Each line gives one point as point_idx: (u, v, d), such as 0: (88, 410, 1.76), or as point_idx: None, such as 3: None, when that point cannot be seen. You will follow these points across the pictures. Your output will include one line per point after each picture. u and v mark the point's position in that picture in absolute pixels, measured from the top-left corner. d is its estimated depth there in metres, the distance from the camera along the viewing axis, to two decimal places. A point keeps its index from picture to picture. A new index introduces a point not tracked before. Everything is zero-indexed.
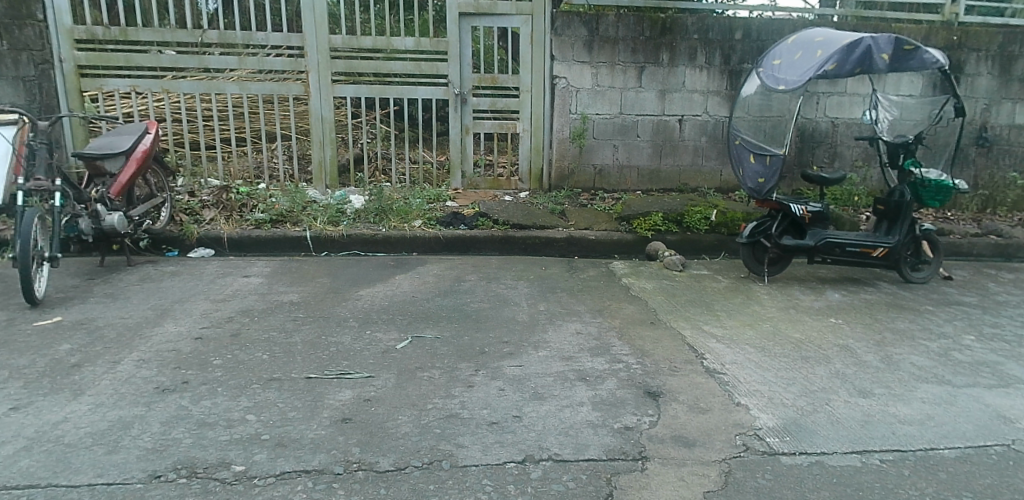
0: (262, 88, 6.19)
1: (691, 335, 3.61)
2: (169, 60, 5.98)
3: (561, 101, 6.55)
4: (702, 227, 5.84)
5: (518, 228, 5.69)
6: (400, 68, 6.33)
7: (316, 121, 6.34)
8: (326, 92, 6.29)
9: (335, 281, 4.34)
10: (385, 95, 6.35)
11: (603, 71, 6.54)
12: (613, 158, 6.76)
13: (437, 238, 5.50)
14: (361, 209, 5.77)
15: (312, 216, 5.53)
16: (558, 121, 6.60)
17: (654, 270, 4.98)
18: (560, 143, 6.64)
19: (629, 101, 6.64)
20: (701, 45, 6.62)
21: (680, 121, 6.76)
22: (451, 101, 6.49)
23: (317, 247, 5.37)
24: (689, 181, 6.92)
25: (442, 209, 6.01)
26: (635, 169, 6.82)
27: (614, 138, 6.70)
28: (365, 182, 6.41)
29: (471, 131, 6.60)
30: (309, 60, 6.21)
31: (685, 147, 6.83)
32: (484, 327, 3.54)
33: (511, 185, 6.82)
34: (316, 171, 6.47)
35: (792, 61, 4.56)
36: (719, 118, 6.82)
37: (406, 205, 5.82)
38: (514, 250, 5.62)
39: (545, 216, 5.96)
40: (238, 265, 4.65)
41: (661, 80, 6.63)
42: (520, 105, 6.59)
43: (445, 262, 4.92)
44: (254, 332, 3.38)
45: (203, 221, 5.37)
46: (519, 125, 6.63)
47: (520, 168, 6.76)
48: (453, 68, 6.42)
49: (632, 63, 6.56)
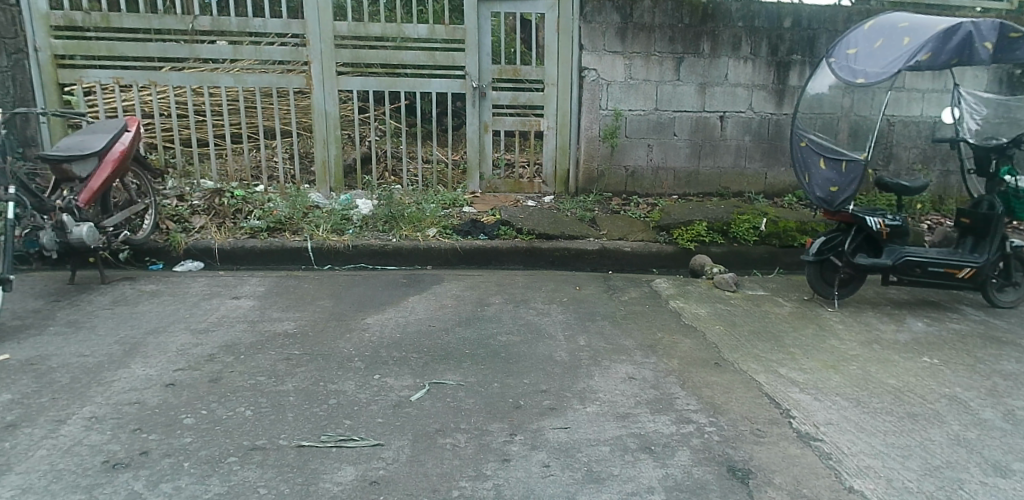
0: (259, 81, 5.58)
1: (767, 382, 2.98)
2: (158, 49, 5.39)
3: (591, 96, 5.91)
4: (751, 238, 5.21)
5: (545, 239, 5.06)
6: (412, 59, 5.72)
7: (321, 117, 5.73)
8: (331, 85, 5.67)
9: (338, 303, 3.73)
10: (396, 88, 5.70)
11: (638, 63, 5.88)
12: (647, 159, 6.11)
13: (454, 249, 4.89)
14: (369, 216, 5.18)
15: (314, 224, 4.94)
16: (587, 118, 5.96)
17: (703, 291, 4.34)
18: (590, 142, 6.01)
19: (666, 96, 5.99)
20: (746, 33, 5.96)
21: (722, 118, 6.10)
22: (469, 95, 5.84)
23: (320, 259, 4.76)
24: (731, 185, 6.27)
25: (459, 215, 5.39)
26: (671, 171, 6.17)
27: (649, 136, 6.05)
28: (374, 185, 5.80)
29: (490, 128, 5.96)
30: (311, 51, 5.59)
31: (726, 148, 6.18)
32: (516, 372, 2.93)
33: (534, 188, 6.18)
34: (319, 172, 5.85)
35: (872, 50, 3.88)
36: (765, 115, 6.16)
37: (419, 211, 5.23)
38: (541, 264, 5.00)
39: (574, 224, 5.33)
40: (228, 283, 4.06)
41: (702, 72, 5.97)
42: (545, 100, 5.94)
43: (465, 280, 4.30)
44: (238, 376, 2.78)
45: (192, 230, 4.78)
46: (544, 122, 5.98)
47: (544, 169, 6.11)
48: (472, 59, 5.78)
49: (669, 53, 5.90)
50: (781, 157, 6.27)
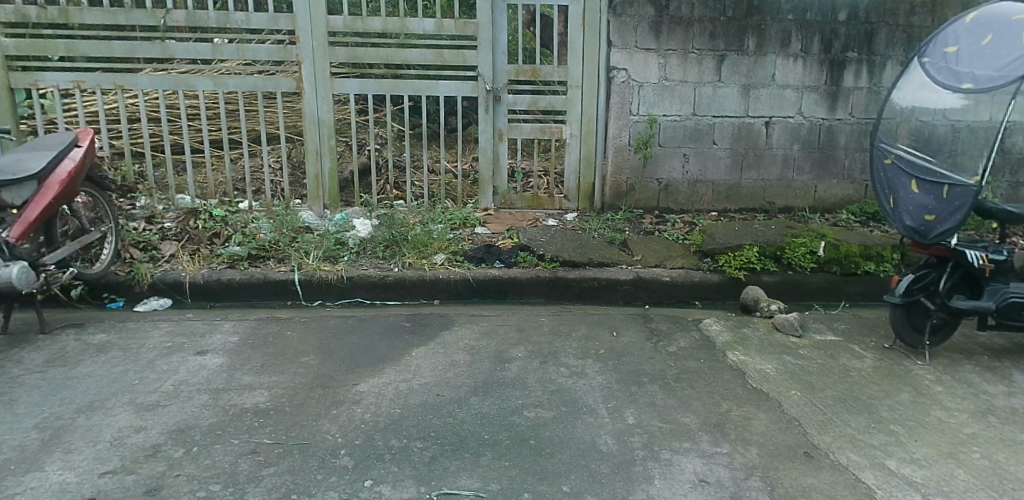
0: (242, 84, 4.89)
1: (879, 487, 2.28)
2: (124, 48, 4.71)
3: (620, 100, 5.20)
4: (808, 265, 4.53)
5: (571, 268, 4.35)
6: (416, 58, 5.02)
7: (312, 125, 5.03)
8: (324, 88, 4.97)
9: (325, 360, 3.05)
10: (398, 92, 5.04)
11: (674, 61, 5.17)
12: (683, 171, 5.40)
13: (465, 280, 4.21)
14: (367, 239, 4.50)
15: (302, 250, 4.27)
16: (615, 125, 5.25)
17: (764, 338, 3.64)
18: (618, 152, 5.29)
19: (705, 99, 5.27)
20: (796, 27, 5.25)
21: (768, 124, 5.38)
22: (481, 99, 5.14)
23: (309, 293, 4.08)
24: (776, 199, 5.56)
25: (470, 238, 4.70)
26: (709, 184, 5.46)
27: (685, 145, 5.34)
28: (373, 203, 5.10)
29: (505, 137, 5.26)
30: (301, 48, 4.89)
31: (772, 158, 5.46)
32: (550, 474, 2.24)
33: (555, 203, 5.46)
34: (311, 187, 5.14)
35: (981, 50, 3.18)
36: (816, 121, 5.44)
37: (425, 233, 4.55)
38: (566, 297, 4.31)
39: (602, 248, 4.62)
40: (195, 330, 3.39)
41: (746, 72, 5.25)
42: (568, 104, 5.23)
43: (479, 323, 3.61)
44: (184, 487, 2.11)
45: (160, 259, 4.11)
46: (566, 129, 5.28)
47: (566, 183, 5.40)
48: (485, 58, 5.07)
49: (709, 50, 5.19)
50: (833, 168, 5.56)
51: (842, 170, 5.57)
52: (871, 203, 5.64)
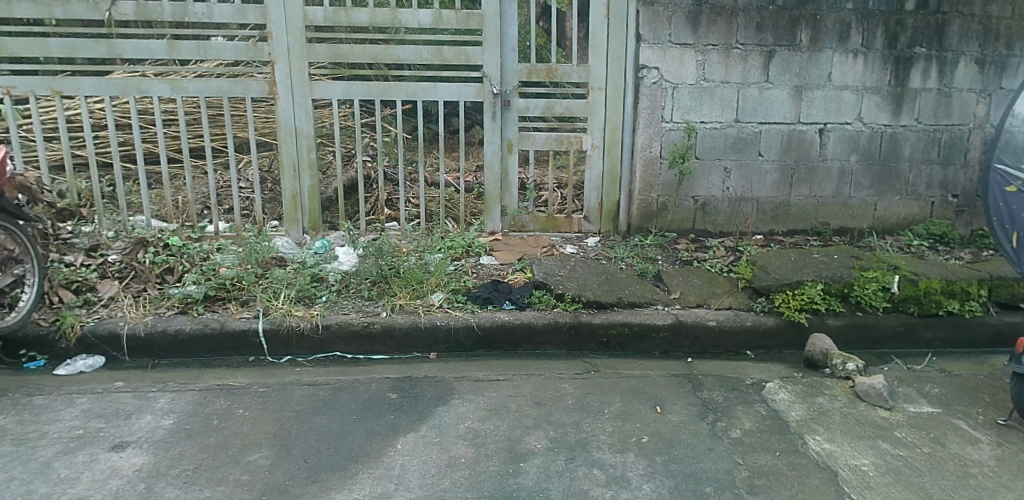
0: (203, 88, 4.12)
1: None
2: (62, 47, 3.98)
3: (650, 104, 4.44)
4: (881, 305, 3.80)
5: (596, 310, 3.61)
6: (411, 57, 4.25)
7: (287, 137, 4.25)
8: (302, 93, 4.21)
9: (281, 460, 2.30)
10: (390, 96, 4.28)
11: (714, 58, 4.42)
12: (723, 187, 4.64)
13: (468, 327, 3.46)
14: (352, 274, 3.78)
15: (272, 291, 3.55)
16: (644, 133, 4.48)
17: (846, 413, 2.89)
18: (648, 166, 4.52)
19: (750, 102, 4.53)
20: (856, 19, 4.50)
21: (821, 132, 4.66)
22: (488, 104, 4.37)
23: (276, 347, 3.33)
24: (830, 219, 4.83)
25: (474, 272, 3.96)
26: (754, 202, 4.70)
27: (726, 156, 4.58)
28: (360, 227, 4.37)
29: (515, 148, 4.49)
30: (274, 46, 4.13)
31: (826, 170, 4.73)
32: None
33: (573, 225, 4.66)
34: (288, 209, 4.33)
35: None
36: (878, 128, 4.70)
37: (420, 267, 3.81)
38: (590, 347, 3.56)
39: (632, 284, 3.87)
40: (121, 408, 2.64)
41: (798, 71, 4.53)
42: (589, 110, 4.46)
43: (485, 393, 2.85)
44: None
45: (95, 304, 3.37)
46: (587, 140, 4.51)
47: (587, 201, 4.61)
48: (492, 56, 4.31)
49: (756, 44, 4.44)
50: (895, 183, 4.82)
51: (906, 186, 4.84)
52: (937, 223, 4.87)
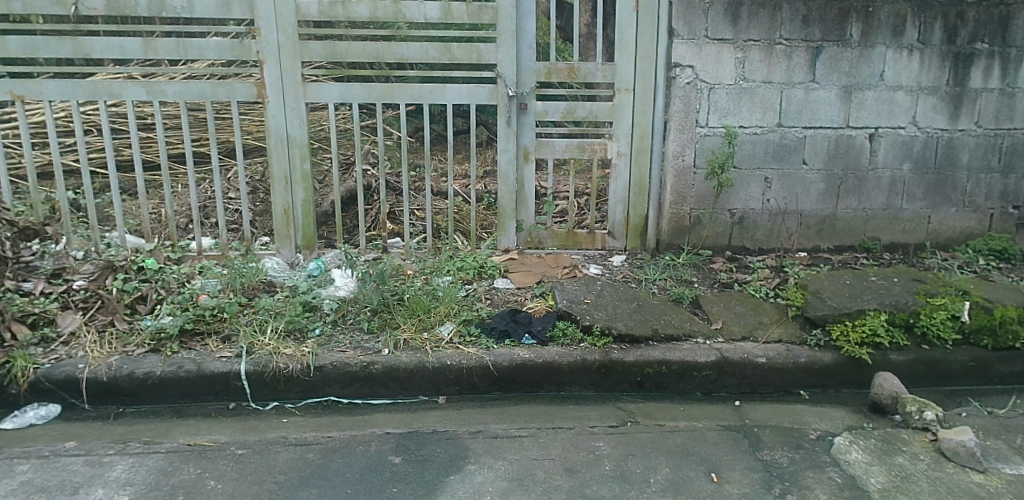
0: (183, 91, 3.67)
1: None
2: (23, 46, 3.54)
3: (684, 107, 3.98)
4: (951, 336, 3.33)
5: (629, 346, 3.16)
6: (416, 55, 3.80)
7: (277, 145, 3.79)
8: (294, 96, 3.76)
9: None
10: (393, 99, 3.82)
11: (755, 56, 3.97)
12: (763, 200, 4.18)
13: (483, 367, 3.01)
14: (349, 303, 3.33)
15: (259, 324, 3.11)
16: (676, 140, 4.02)
17: (934, 478, 2.44)
18: (680, 175, 4.06)
19: (794, 104, 4.08)
20: (912, 11, 4.03)
21: (872, 137, 4.19)
22: (502, 107, 3.91)
23: (261, 391, 2.90)
24: (879, 234, 4.37)
25: (488, 298, 3.51)
26: (796, 215, 4.24)
27: (767, 165, 4.13)
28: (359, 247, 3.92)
29: (532, 157, 4.03)
30: (262, 43, 3.68)
31: (876, 180, 4.27)
32: None
33: (596, 242, 4.19)
34: (279, 225, 3.89)
35: None
36: (934, 133, 4.23)
37: (427, 295, 3.37)
38: (622, 388, 3.12)
39: (668, 312, 3.42)
40: (70, 479, 2.21)
41: (848, 69, 4.08)
42: (615, 113, 4.01)
43: (506, 456, 2.41)
44: None
45: (54, 341, 2.94)
46: (612, 146, 4.05)
47: (612, 216, 4.15)
48: (507, 54, 3.84)
49: (802, 39, 3.99)
50: (951, 194, 4.35)
51: (963, 196, 4.36)
52: (998, 238, 4.38)
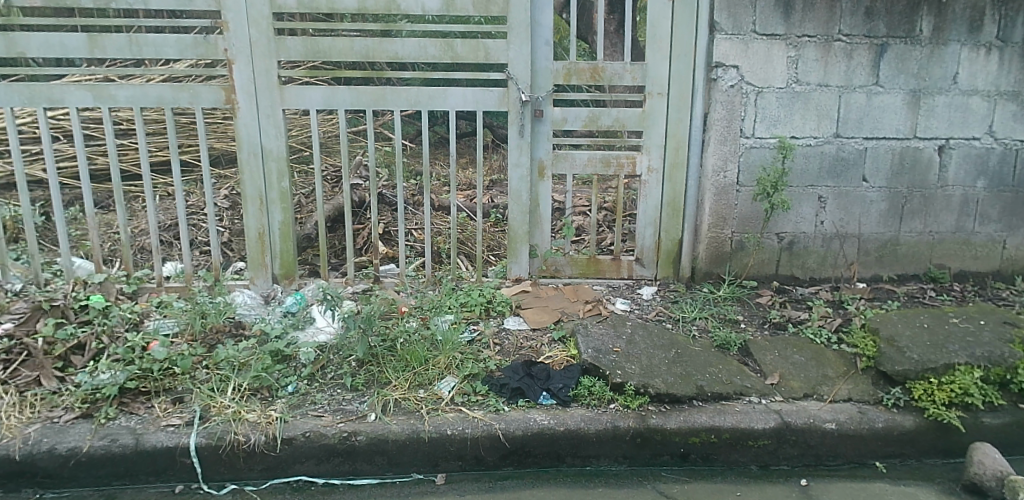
0: (138, 96, 3.12)
1: None
2: None
3: (726, 114, 3.40)
4: None
5: (670, 408, 2.60)
6: (411, 53, 3.24)
7: (249, 159, 3.24)
8: (268, 101, 3.20)
9: None
10: (386, 105, 3.26)
11: (810, 53, 3.39)
12: (816, 222, 3.61)
13: (490, 438, 2.45)
14: (331, 351, 2.77)
15: (217, 381, 2.56)
16: (717, 153, 3.44)
17: None
18: (721, 194, 3.48)
19: (855, 112, 3.49)
20: (993, 2, 3.43)
21: (942, 149, 3.60)
22: (514, 114, 3.34)
23: (216, 468, 2.38)
24: (947, 261, 3.78)
25: (497, 343, 2.94)
26: (854, 239, 3.66)
27: (822, 182, 3.55)
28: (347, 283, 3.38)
29: (548, 172, 3.47)
30: (231, 39, 3.12)
31: (946, 199, 3.68)
32: None
33: (621, 271, 3.62)
34: (251, 253, 3.32)
35: None
36: (1014, 144, 3.64)
37: (425, 342, 2.80)
38: (659, 461, 2.57)
39: (714, 363, 2.85)
40: None
41: (917, 71, 3.49)
42: (645, 121, 3.44)
43: None
44: None
45: None
46: (642, 160, 3.48)
47: (640, 240, 3.58)
48: (519, 52, 3.27)
49: (865, 35, 3.41)
50: None
51: None
52: None
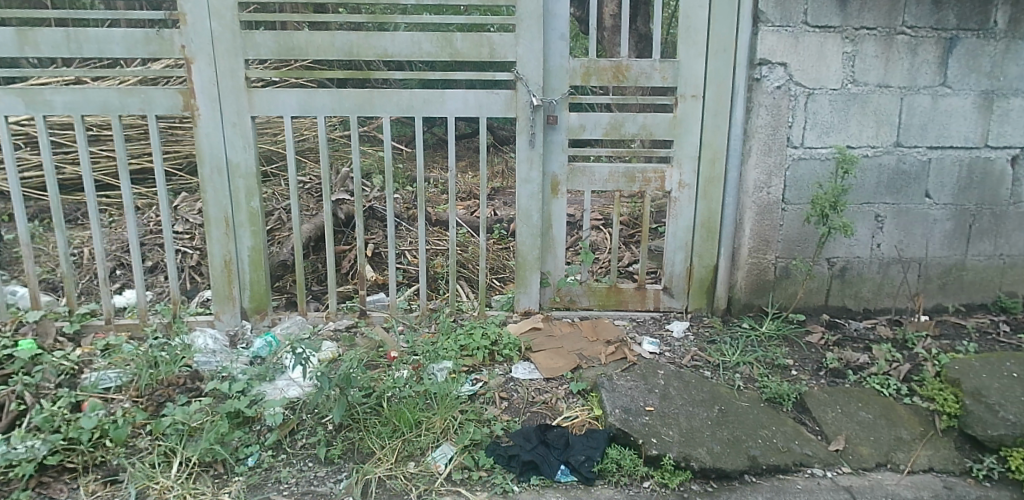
0: (78, 103, 2.64)
1: None
2: None
3: (771, 120, 2.90)
4: None
5: (718, 487, 2.11)
6: (402, 49, 2.75)
7: (212, 176, 2.75)
8: (234, 107, 2.71)
9: None
10: (372, 112, 2.78)
11: (869, 49, 2.89)
12: (872, 245, 3.11)
13: None
14: (303, 410, 2.30)
15: (160, 454, 2.09)
16: (759, 166, 2.94)
17: None
18: (765, 213, 2.98)
19: (918, 117, 2.99)
20: None
21: (1017, 160, 3.10)
22: (524, 121, 2.85)
23: None
24: (1019, 288, 3.28)
25: (503, 397, 2.46)
26: (915, 264, 3.17)
27: (879, 198, 3.06)
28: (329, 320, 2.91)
29: (562, 188, 2.98)
30: (189, 35, 2.63)
31: (1020, 217, 3.17)
32: None
33: (647, 302, 3.14)
34: (217, 284, 2.85)
35: None
36: None
37: (416, 399, 2.32)
38: None
39: (766, 423, 2.36)
40: None
41: (992, 69, 2.98)
42: (675, 128, 2.95)
43: None
44: None
45: None
46: (672, 174, 2.99)
47: (669, 266, 3.09)
48: (529, 47, 2.78)
49: (933, 28, 2.91)
50: None
51: None
52: None
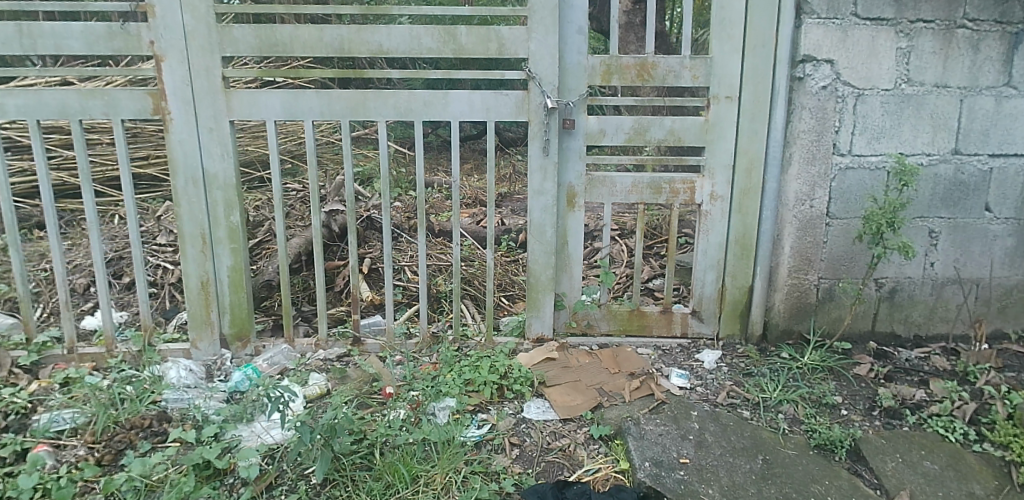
0: (34, 106, 2.34)
1: None
2: None
3: (816, 125, 2.57)
4: None
5: None
6: (399, 45, 2.43)
7: (187, 187, 2.44)
8: (211, 110, 2.40)
9: None
10: (366, 115, 2.47)
11: (926, 44, 2.55)
12: (925, 264, 2.78)
13: None
14: (282, 462, 1.99)
15: None
16: (802, 176, 2.61)
17: None
18: (807, 229, 2.66)
19: (979, 121, 2.66)
20: None
21: None
22: (538, 126, 2.53)
23: None
24: None
25: (514, 443, 2.15)
26: (972, 285, 2.83)
27: (934, 212, 2.72)
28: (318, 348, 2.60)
29: (579, 200, 2.67)
30: (159, 29, 2.32)
31: None
32: None
33: (672, 327, 2.82)
34: (193, 308, 2.54)
35: None
36: None
37: (413, 448, 2.01)
38: None
39: (819, 477, 2.04)
40: None
41: None
42: (707, 134, 2.62)
43: None
44: None
45: None
46: (702, 185, 2.67)
47: (698, 288, 2.78)
48: (544, 42, 2.46)
49: (997, 21, 2.57)
50: None
51: None
52: None
